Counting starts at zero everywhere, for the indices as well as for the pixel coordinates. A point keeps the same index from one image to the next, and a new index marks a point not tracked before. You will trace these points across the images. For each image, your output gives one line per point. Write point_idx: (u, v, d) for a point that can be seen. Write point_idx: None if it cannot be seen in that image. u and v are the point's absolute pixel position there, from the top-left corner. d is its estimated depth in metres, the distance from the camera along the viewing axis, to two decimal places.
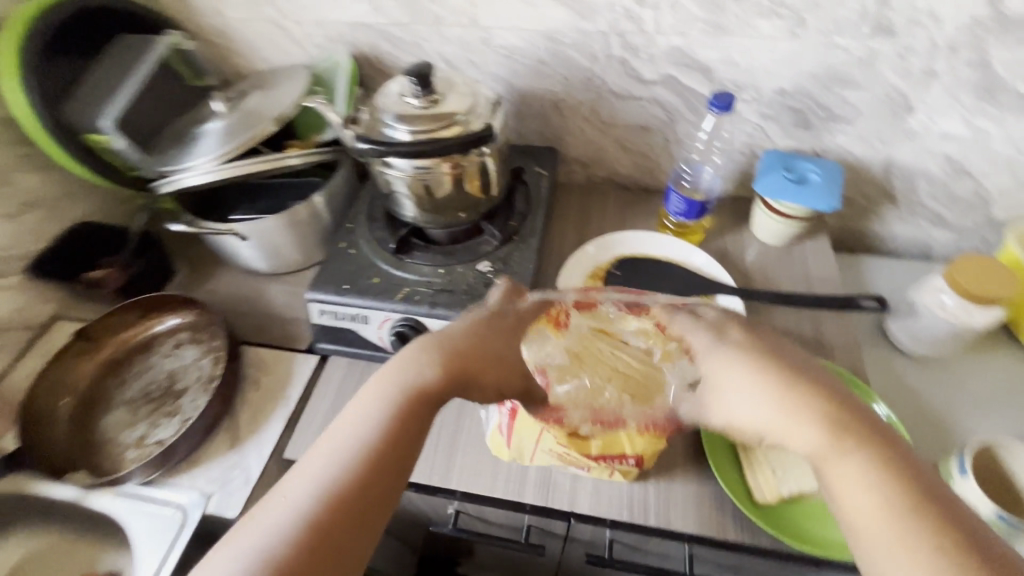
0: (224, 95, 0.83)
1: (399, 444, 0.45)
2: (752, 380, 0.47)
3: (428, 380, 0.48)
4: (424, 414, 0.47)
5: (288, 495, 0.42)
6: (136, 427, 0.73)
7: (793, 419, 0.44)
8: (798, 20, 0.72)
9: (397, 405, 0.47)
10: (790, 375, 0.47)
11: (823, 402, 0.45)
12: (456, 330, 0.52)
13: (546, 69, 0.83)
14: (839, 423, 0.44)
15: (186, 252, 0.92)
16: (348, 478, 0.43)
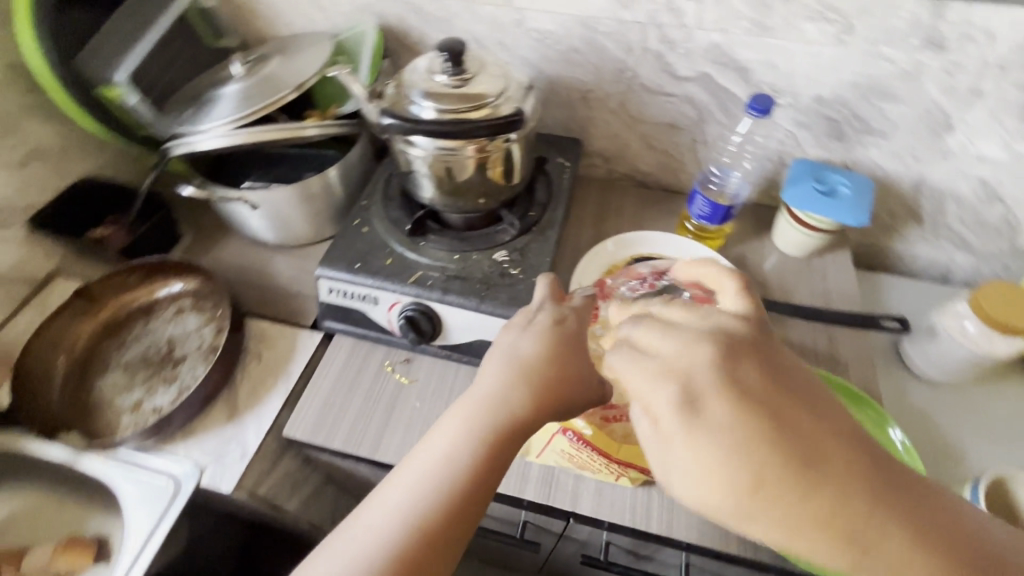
0: (244, 58, 0.80)
1: (485, 471, 0.45)
2: (748, 465, 0.32)
3: (507, 411, 0.47)
4: (506, 444, 0.46)
5: (380, 517, 0.44)
6: (132, 392, 0.72)
7: (814, 534, 0.31)
8: (846, 26, 0.69)
9: (477, 435, 0.46)
10: (793, 458, 0.32)
11: (848, 494, 0.32)
12: (526, 354, 0.50)
13: (578, 57, 0.80)
14: (876, 525, 0.31)
15: (193, 216, 0.89)
16: (435, 515, 0.43)
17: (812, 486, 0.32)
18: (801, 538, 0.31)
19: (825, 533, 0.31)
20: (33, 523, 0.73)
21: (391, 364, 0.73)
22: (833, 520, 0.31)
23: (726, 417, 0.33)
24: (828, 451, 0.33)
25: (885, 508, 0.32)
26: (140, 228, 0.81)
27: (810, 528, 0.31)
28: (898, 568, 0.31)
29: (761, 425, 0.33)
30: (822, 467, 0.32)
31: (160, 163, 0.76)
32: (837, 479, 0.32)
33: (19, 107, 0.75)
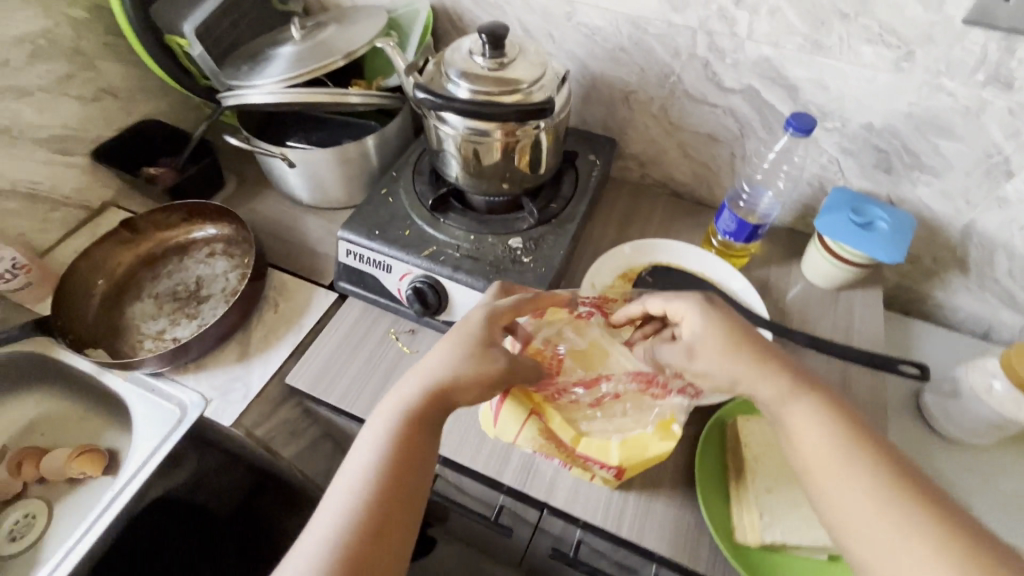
0: (303, 23, 0.84)
1: (396, 466, 0.48)
2: (755, 376, 0.52)
3: (411, 411, 0.50)
4: (417, 441, 0.49)
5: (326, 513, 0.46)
6: (158, 321, 0.77)
7: (821, 430, 0.49)
8: (906, 53, 0.65)
9: (386, 438, 0.49)
10: (805, 382, 0.52)
11: (840, 413, 0.50)
12: (432, 359, 0.52)
13: (624, 56, 0.80)
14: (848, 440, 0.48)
15: (239, 167, 0.94)
16: (352, 528, 0.44)
17: (820, 399, 0.51)
18: (813, 431, 0.49)
19: (831, 435, 0.49)
20: (57, 427, 0.80)
21: (395, 332, 0.75)
22: (838, 426, 0.49)
23: (755, 347, 0.53)
24: (833, 395, 0.52)
25: (876, 443, 0.48)
26: (188, 171, 0.87)
27: (818, 425, 0.49)
28: (882, 485, 0.46)
29: (785, 360, 0.53)
30: (828, 394, 0.51)
31: (214, 113, 0.80)
32: (841, 409, 0.50)
33: (97, 46, 0.81)
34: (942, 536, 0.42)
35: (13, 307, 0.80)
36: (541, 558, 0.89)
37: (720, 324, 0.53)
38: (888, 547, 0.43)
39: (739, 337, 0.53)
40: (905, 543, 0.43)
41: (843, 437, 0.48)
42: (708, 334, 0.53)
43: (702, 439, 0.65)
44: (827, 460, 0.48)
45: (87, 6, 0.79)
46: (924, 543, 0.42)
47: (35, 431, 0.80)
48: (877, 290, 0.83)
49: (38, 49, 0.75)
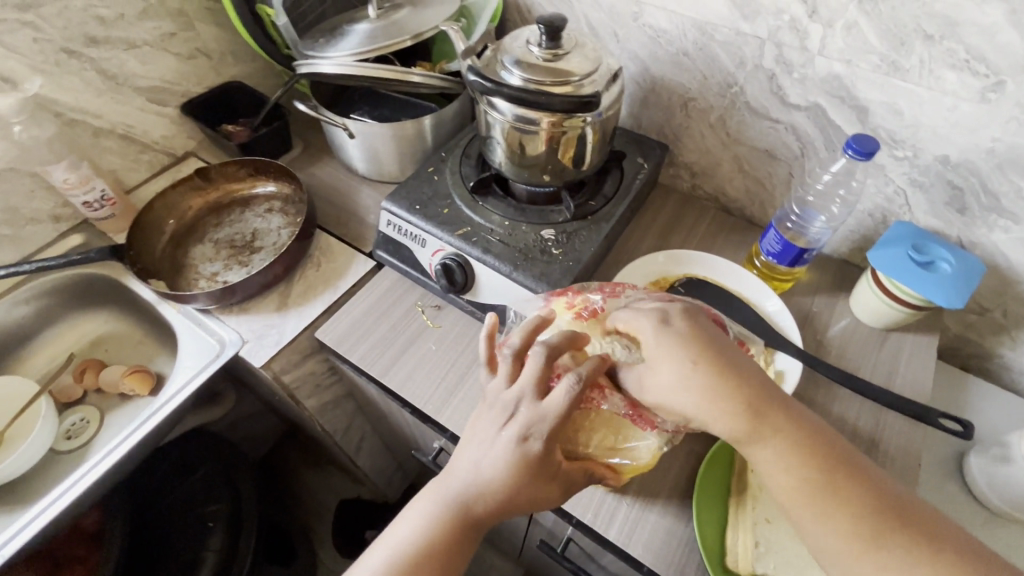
0: (380, 3, 0.88)
1: (439, 556, 0.50)
2: (713, 415, 0.50)
3: (466, 505, 0.51)
4: (464, 536, 0.51)
5: (412, 513, 0.53)
6: (214, 263, 0.84)
7: (790, 471, 0.48)
8: (995, 83, 0.60)
9: (436, 528, 0.51)
10: (765, 419, 0.49)
11: (809, 450, 0.49)
12: (489, 468, 0.50)
13: (687, 62, 0.78)
14: (821, 484, 0.47)
15: (307, 135, 1.01)
16: (426, 539, 0.50)
17: (784, 438, 0.49)
18: (783, 475, 0.48)
19: (801, 476, 0.48)
20: (118, 345, 0.90)
21: (422, 306, 0.78)
22: (808, 466, 0.48)
23: (709, 374, 0.50)
24: (794, 422, 0.50)
25: (841, 467, 0.48)
26: (260, 132, 0.93)
27: (787, 467, 0.48)
28: (853, 514, 0.46)
29: (745, 393, 0.50)
30: (793, 429, 0.49)
31: (289, 80, 0.86)
32: (802, 438, 0.49)
33: (199, 10, 0.90)
34: (916, 562, 0.44)
35: (97, 234, 0.89)
36: (535, 551, 0.89)
37: (676, 352, 0.51)
38: None
39: (694, 364, 0.50)
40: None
41: (812, 477, 0.47)
42: (661, 360, 0.52)
43: (710, 455, 0.63)
44: (797, 501, 0.47)
45: None
46: (901, 574, 0.43)
47: (100, 347, 0.90)
48: (934, 337, 0.77)
49: (148, 8, 0.84)
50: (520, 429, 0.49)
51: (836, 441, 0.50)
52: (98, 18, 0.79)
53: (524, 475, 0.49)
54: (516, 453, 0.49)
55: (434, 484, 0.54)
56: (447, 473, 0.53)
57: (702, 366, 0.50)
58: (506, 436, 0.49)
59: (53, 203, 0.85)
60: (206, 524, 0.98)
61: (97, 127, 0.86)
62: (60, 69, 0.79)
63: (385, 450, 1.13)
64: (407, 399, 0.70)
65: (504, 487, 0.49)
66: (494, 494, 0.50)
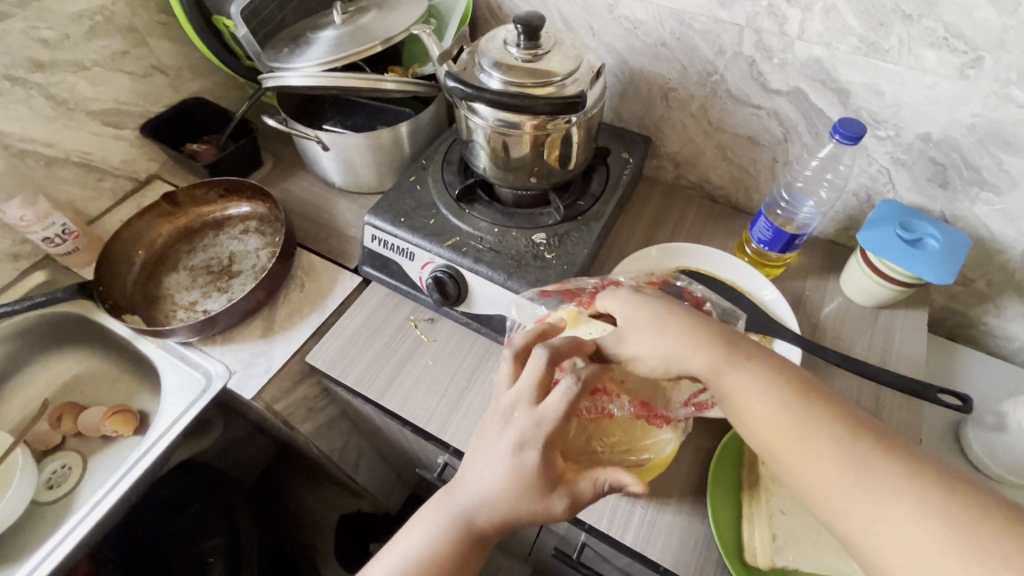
0: (345, 7, 0.84)
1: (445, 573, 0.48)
2: (687, 350, 0.52)
3: (469, 519, 0.49)
4: (470, 551, 0.49)
5: (414, 529, 0.51)
6: (191, 292, 0.80)
7: (765, 396, 0.49)
8: (973, 59, 0.60)
9: (440, 544, 0.49)
10: (737, 350, 0.52)
11: (781, 377, 0.51)
12: (491, 481, 0.48)
13: (665, 52, 0.77)
14: (797, 409, 0.48)
15: (278, 149, 0.97)
16: (432, 557, 0.49)
17: (754, 365, 0.51)
18: (758, 402, 0.49)
19: (776, 400, 0.49)
20: (96, 384, 0.85)
21: (415, 320, 0.76)
22: (779, 390, 0.50)
23: (678, 321, 0.54)
24: (761, 353, 0.53)
25: (812, 392, 0.49)
26: (228, 150, 0.89)
27: (761, 391, 0.50)
28: (829, 434, 0.46)
29: (716, 330, 0.53)
30: (763, 356, 0.52)
31: (255, 94, 0.82)
32: (772, 366, 0.52)
33: (150, 24, 0.85)
34: (901, 475, 0.43)
35: (62, 270, 0.84)
36: (546, 553, 0.88)
37: (649, 307, 0.55)
38: (861, 515, 0.43)
39: (664, 315, 0.54)
40: (872, 494, 0.43)
41: (784, 400, 0.49)
42: (638, 318, 0.55)
43: (720, 452, 0.62)
44: (774, 429, 0.48)
45: None
46: (888, 489, 0.43)
47: (76, 388, 0.85)
48: (924, 311, 0.78)
49: (94, 26, 0.79)
50: (516, 438, 0.48)
51: (806, 373, 0.52)
52: (41, 40, 0.74)
53: (526, 489, 0.47)
54: (516, 469, 0.47)
55: (434, 501, 0.52)
56: (448, 488, 0.52)
57: (670, 316, 0.54)
58: (503, 447, 0.48)
59: (9, 241, 0.80)
60: (206, 560, 0.95)
61: (50, 156, 0.81)
62: (4, 98, 0.74)
63: (384, 464, 1.10)
64: (409, 419, 0.68)
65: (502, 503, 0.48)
66: (498, 508, 0.48)
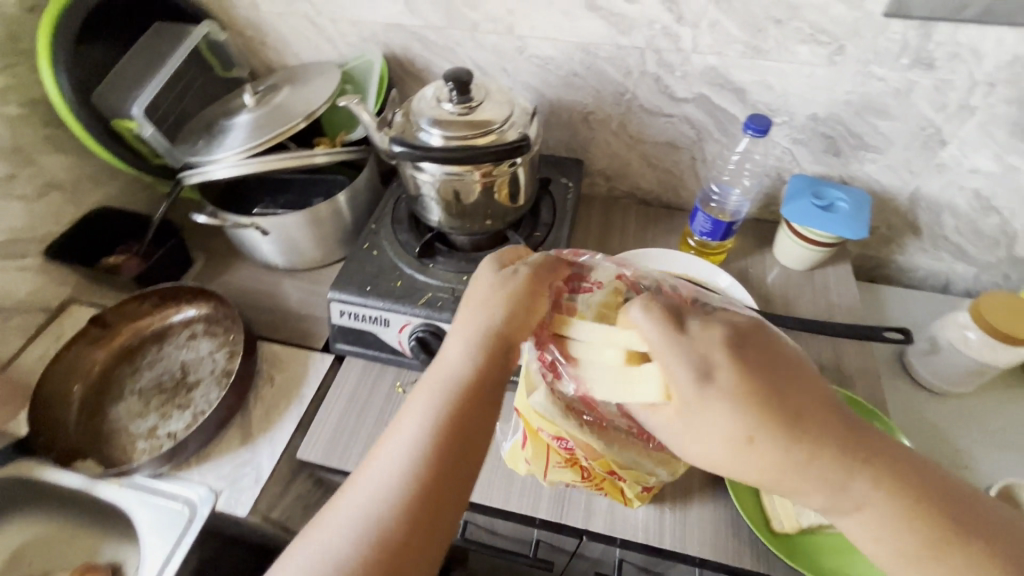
0: (255, 88, 0.83)
1: (451, 441, 0.46)
2: (806, 482, 0.42)
3: (466, 376, 0.48)
4: (467, 422, 0.47)
5: (408, 425, 0.47)
6: (147, 418, 0.72)
7: (886, 534, 0.42)
8: (837, 48, 0.71)
9: (446, 407, 0.47)
10: (857, 479, 0.42)
11: (915, 514, 0.41)
12: (473, 339, 0.49)
13: (578, 81, 0.83)
14: (920, 555, 0.41)
15: (206, 243, 0.92)
16: (434, 435, 0.46)
17: (889, 502, 0.41)
18: (880, 546, 0.42)
19: (903, 547, 0.41)
20: (49, 548, 0.75)
21: (401, 385, 0.74)
22: (911, 528, 0.41)
23: (760, 432, 0.42)
24: (894, 474, 0.42)
25: (950, 535, 0.41)
26: (154, 256, 0.83)
27: (883, 530, 0.42)
28: None
29: (833, 447, 0.42)
30: (895, 477, 0.42)
31: (174, 192, 0.78)
32: (903, 493, 0.42)
33: (37, 141, 0.78)
34: None
35: None
36: None
37: (723, 407, 0.43)
38: None
39: (741, 422, 0.42)
40: None
41: (914, 550, 0.41)
42: (698, 419, 0.44)
43: None
44: (897, 570, 0.41)
45: (22, 101, 0.76)
46: None
47: (24, 560, 0.74)
48: (847, 264, 0.88)
49: None
50: (498, 284, 0.51)
51: (953, 499, 0.42)
52: None
53: (505, 345, 0.49)
54: (506, 280, 0.51)
55: (429, 375, 0.50)
56: (438, 362, 0.51)
57: (749, 426, 0.42)
58: (487, 296, 0.51)
59: None
60: None
61: None
62: None
63: None
64: None
65: (498, 320, 0.49)
66: (485, 367, 0.48)
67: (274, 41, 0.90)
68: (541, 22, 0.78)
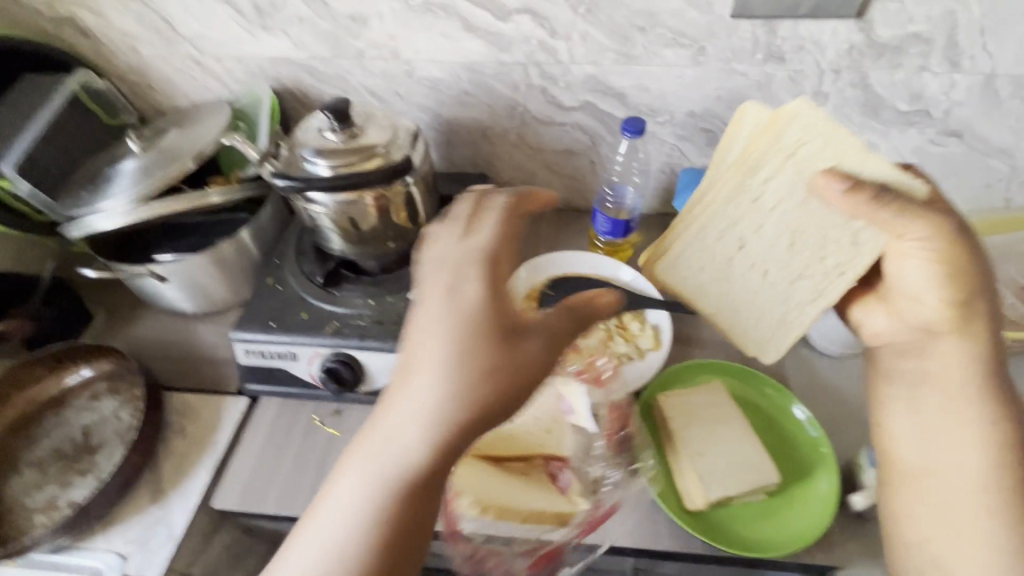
0: (141, 134, 0.81)
1: (396, 529, 0.40)
2: (953, 350, 0.54)
3: (413, 457, 0.40)
4: (416, 508, 0.41)
5: (344, 500, 0.41)
6: (45, 489, 0.68)
7: (966, 427, 0.53)
8: (698, 49, 0.76)
9: (386, 482, 0.40)
10: (966, 390, 0.53)
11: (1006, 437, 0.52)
12: (438, 403, 0.40)
13: (471, 99, 0.85)
14: (1000, 449, 0.52)
15: (108, 297, 0.88)
16: (377, 517, 0.40)
17: (972, 416, 0.53)
18: (963, 427, 0.53)
19: (960, 436, 0.53)
20: None
21: (320, 418, 0.73)
22: (978, 434, 0.52)
23: (949, 296, 0.53)
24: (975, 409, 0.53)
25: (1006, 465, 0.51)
26: (46, 316, 0.80)
27: (968, 425, 0.53)
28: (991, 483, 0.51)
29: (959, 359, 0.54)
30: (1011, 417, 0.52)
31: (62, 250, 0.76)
32: (985, 418, 0.53)
33: None
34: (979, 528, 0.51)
35: None
36: None
37: (955, 264, 0.52)
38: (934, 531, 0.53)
39: (929, 268, 0.53)
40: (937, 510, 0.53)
41: (965, 447, 0.53)
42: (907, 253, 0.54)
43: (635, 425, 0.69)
44: (980, 451, 0.52)
45: None
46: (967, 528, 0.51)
47: None
48: None
49: None
50: (446, 342, 0.40)
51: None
52: None
53: (450, 421, 0.40)
54: (458, 316, 0.40)
55: (385, 422, 0.41)
56: (374, 427, 0.42)
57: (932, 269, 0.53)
58: (439, 358, 0.40)
59: None
60: None
61: None
62: None
63: None
64: None
65: (457, 388, 0.40)
66: (456, 444, 0.41)
67: (160, 84, 0.88)
68: (425, 45, 0.80)
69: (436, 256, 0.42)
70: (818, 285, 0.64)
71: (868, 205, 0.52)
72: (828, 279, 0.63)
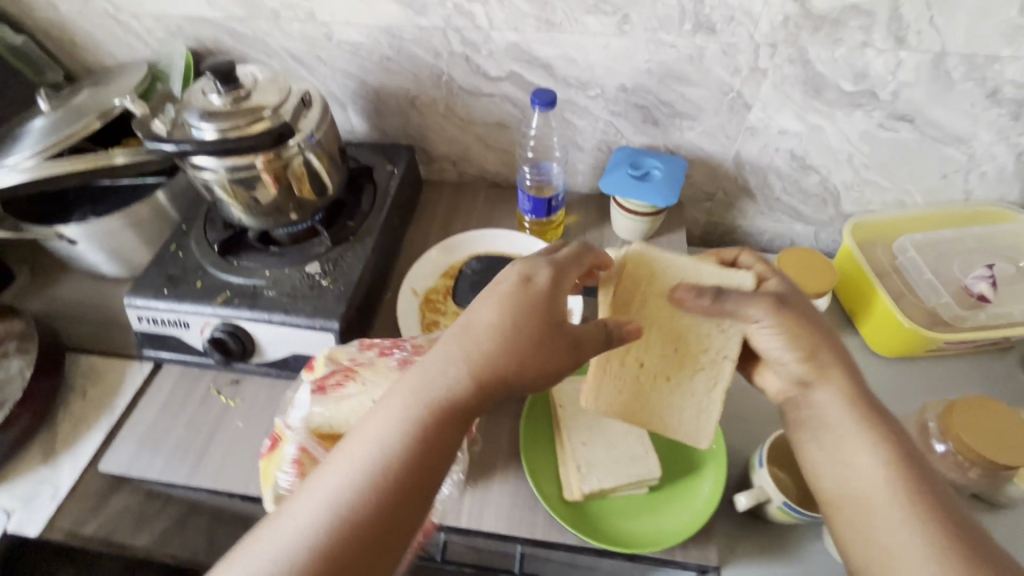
0: (55, 94, 0.79)
1: (378, 509, 0.42)
2: (827, 387, 0.53)
3: (406, 442, 0.45)
4: (401, 491, 0.43)
5: (323, 485, 0.43)
6: None
7: (867, 456, 0.49)
8: (623, 17, 0.71)
9: (375, 465, 0.44)
10: (860, 425, 0.51)
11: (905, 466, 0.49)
12: (433, 389, 0.47)
13: (394, 65, 0.81)
14: (909, 480, 0.48)
15: (32, 259, 0.88)
16: (359, 499, 0.42)
17: (879, 455, 0.49)
18: (865, 465, 0.49)
19: (872, 472, 0.49)
20: None
21: (217, 389, 0.72)
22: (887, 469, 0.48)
23: (805, 341, 0.53)
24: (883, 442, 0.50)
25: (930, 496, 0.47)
26: None
27: (867, 462, 0.49)
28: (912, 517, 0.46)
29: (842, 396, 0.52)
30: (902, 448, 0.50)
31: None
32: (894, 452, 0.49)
33: None
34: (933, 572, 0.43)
35: None
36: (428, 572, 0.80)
37: (798, 319, 0.53)
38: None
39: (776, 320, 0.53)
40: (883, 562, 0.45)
41: (883, 482, 0.48)
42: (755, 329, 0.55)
43: (526, 412, 0.67)
44: (885, 485, 0.48)
45: None
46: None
47: None
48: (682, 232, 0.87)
49: None
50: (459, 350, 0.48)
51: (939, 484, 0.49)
52: None
53: (438, 409, 0.46)
54: (504, 316, 0.49)
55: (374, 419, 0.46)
56: (374, 413, 0.47)
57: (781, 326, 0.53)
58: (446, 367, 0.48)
59: None
60: None
61: None
62: None
63: None
64: (229, 489, 0.65)
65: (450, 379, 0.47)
66: (443, 429, 0.46)
67: (83, 43, 0.87)
68: (340, 7, 0.76)
69: (535, 276, 0.51)
70: (710, 374, 0.59)
71: (715, 307, 0.54)
72: (716, 368, 0.59)
